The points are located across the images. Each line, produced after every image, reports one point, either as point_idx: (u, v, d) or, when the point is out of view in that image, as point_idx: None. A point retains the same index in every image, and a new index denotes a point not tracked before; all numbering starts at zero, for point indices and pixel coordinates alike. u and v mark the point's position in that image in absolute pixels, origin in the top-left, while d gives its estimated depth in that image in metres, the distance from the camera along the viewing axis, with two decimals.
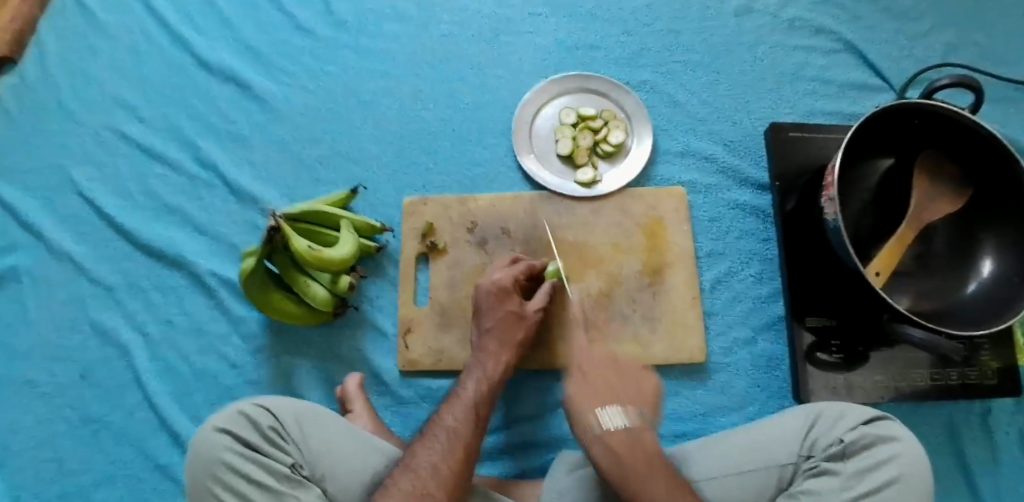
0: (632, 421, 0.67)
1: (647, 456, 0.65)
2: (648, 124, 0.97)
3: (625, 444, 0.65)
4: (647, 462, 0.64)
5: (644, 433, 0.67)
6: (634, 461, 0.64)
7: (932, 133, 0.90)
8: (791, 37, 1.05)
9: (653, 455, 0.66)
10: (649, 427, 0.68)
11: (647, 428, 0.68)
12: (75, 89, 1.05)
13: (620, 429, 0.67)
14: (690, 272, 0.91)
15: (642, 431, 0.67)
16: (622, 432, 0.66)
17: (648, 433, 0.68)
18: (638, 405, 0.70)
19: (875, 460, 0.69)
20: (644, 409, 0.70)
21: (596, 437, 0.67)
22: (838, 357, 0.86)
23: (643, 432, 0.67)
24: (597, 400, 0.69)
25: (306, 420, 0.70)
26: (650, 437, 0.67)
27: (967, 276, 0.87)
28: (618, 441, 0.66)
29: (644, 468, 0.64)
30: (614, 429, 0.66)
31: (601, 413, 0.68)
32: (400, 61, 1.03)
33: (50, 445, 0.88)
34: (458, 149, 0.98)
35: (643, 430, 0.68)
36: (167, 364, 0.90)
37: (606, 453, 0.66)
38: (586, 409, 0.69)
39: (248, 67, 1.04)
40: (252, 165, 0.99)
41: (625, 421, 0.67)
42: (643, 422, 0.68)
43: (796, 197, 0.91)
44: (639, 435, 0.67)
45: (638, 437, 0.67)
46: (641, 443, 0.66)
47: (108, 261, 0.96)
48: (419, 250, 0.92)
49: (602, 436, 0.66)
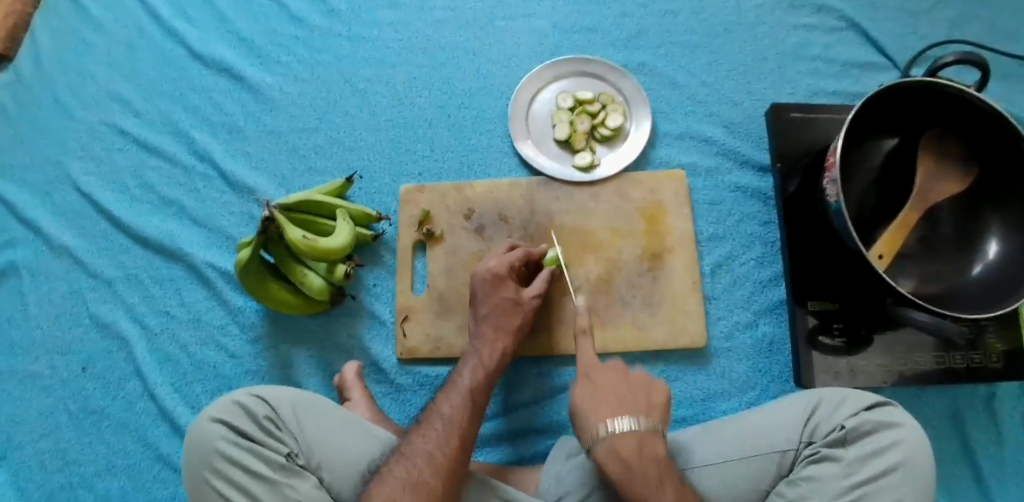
0: (603, 334, 0.74)
1: (607, 364, 0.71)
2: (647, 107, 0.96)
3: (590, 350, 0.72)
4: (607, 366, 0.71)
5: (611, 343, 0.74)
6: (594, 363, 0.71)
7: (937, 111, 0.88)
8: (792, 16, 1.02)
9: (614, 360, 0.72)
10: (619, 343, 0.74)
11: (617, 343, 0.74)
12: (70, 83, 1.04)
13: (590, 337, 0.73)
14: (690, 257, 0.89)
15: (610, 343, 0.74)
16: (591, 341, 0.73)
17: (616, 348, 0.74)
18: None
19: (876, 447, 0.68)
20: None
21: (567, 343, 0.74)
22: (841, 340, 0.85)
23: (612, 344, 0.74)
24: (572, 318, 0.76)
25: (302, 409, 0.70)
26: (616, 350, 0.73)
27: (972, 258, 0.86)
28: (586, 350, 0.73)
29: (598, 370, 0.70)
30: (582, 336, 0.73)
31: (575, 326, 0.75)
32: (395, 47, 1.02)
33: (53, 437, 0.89)
34: (454, 136, 0.97)
35: (609, 342, 0.74)
36: (166, 355, 0.91)
37: (573, 356, 0.73)
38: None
39: (242, 57, 1.03)
40: (247, 155, 0.99)
41: (596, 332, 0.74)
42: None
43: (798, 179, 0.90)
44: (607, 345, 0.73)
45: (605, 345, 0.73)
46: (608, 352, 0.73)
47: (106, 254, 0.96)
48: (416, 237, 0.91)
49: (573, 344, 0.74)
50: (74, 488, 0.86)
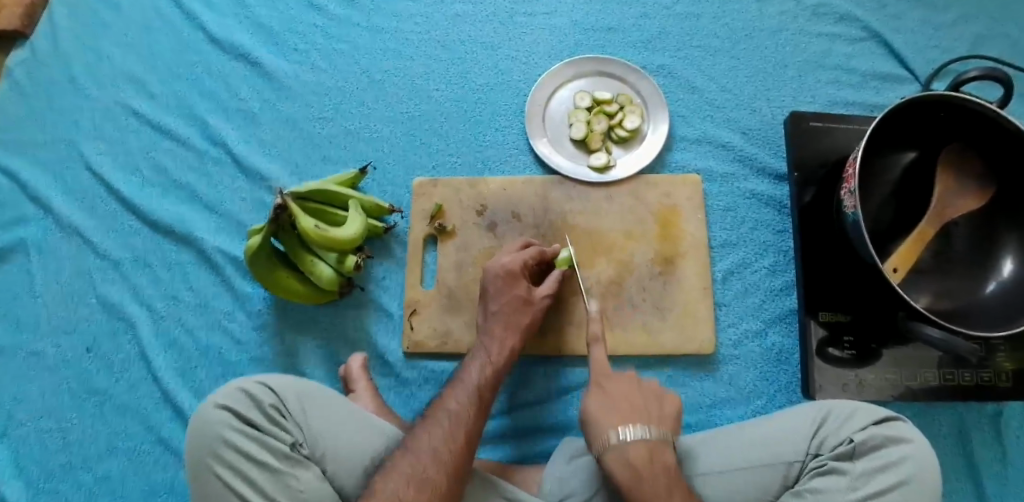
0: (652, 436, 0.66)
1: (666, 476, 0.63)
2: (665, 110, 0.95)
3: (643, 459, 0.64)
4: (667, 481, 0.63)
5: (664, 450, 0.66)
6: (652, 480, 0.63)
7: (958, 127, 0.87)
8: (814, 25, 1.02)
9: (671, 471, 0.64)
10: (670, 445, 0.66)
11: (667, 446, 0.66)
12: (86, 63, 1.04)
13: (642, 442, 0.65)
14: (701, 263, 0.89)
15: (663, 446, 0.66)
16: (642, 446, 0.65)
17: (668, 452, 0.66)
18: (660, 426, 0.67)
19: (883, 461, 0.67)
20: (667, 431, 0.67)
21: (614, 447, 0.65)
22: (850, 353, 0.84)
23: (664, 449, 0.66)
24: (608, 400, 0.69)
25: (308, 399, 0.69)
26: (669, 455, 0.66)
27: (987, 276, 0.85)
28: (638, 456, 0.64)
29: (659, 488, 0.62)
30: (633, 441, 0.65)
31: (605, 365, 0.71)
32: (414, 39, 1.01)
33: (56, 416, 0.88)
34: (469, 130, 0.96)
35: (663, 446, 0.66)
36: (171, 339, 0.90)
37: (624, 467, 0.64)
38: (603, 422, 0.67)
39: (260, 43, 1.03)
40: (261, 142, 0.98)
41: (646, 436, 0.65)
42: (665, 440, 0.66)
43: (814, 189, 0.89)
44: (660, 450, 0.65)
45: (658, 453, 0.65)
46: (661, 459, 0.65)
47: (115, 235, 0.96)
48: (427, 231, 0.91)
49: (619, 449, 0.65)
50: (74, 469, 0.86)
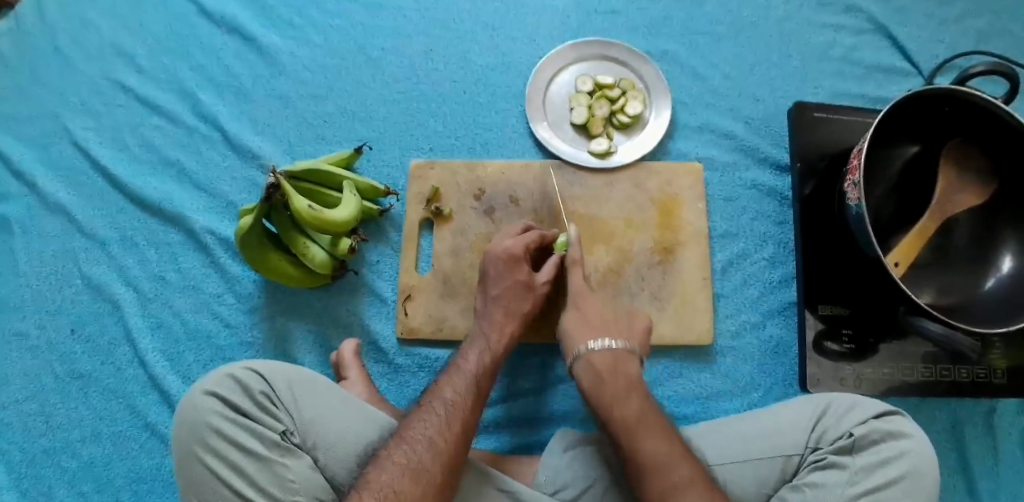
0: (620, 347, 0.72)
1: (626, 383, 0.69)
2: (668, 96, 0.93)
3: (607, 366, 0.70)
4: (627, 384, 0.69)
5: (630, 360, 0.72)
6: (614, 382, 0.69)
7: (962, 121, 0.86)
8: (820, 15, 1.00)
9: (634, 379, 0.70)
10: (636, 358, 0.72)
11: (632, 357, 0.72)
12: (72, 33, 1.00)
13: (606, 353, 0.71)
14: (701, 252, 0.87)
15: (628, 358, 0.72)
16: (608, 355, 0.71)
17: (632, 363, 0.72)
18: (629, 339, 0.74)
19: (883, 455, 0.67)
20: (634, 343, 0.74)
21: (583, 357, 0.72)
22: (848, 347, 0.83)
23: (628, 360, 0.72)
24: (591, 330, 0.74)
25: (299, 386, 0.67)
26: (632, 366, 0.71)
27: (986, 271, 0.85)
28: (603, 365, 0.71)
29: (619, 390, 0.69)
30: (599, 350, 0.71)
31: (591, 335, 0.73)
32: (412, 17, 0.98)
33: (38, 398, 0.86)
34: (468, 112, 0.94)
35: (628, 359, 0.72)
36: (159, 322, 0.88)
37: (589, 371, 0.71)
38: (578, 335, 0.74)
39: (253, 17, 0.99)
40: (253, 120, 0.95)
41: (612, 347, 0.72)
42: (630, 352, 0.72)
43: (817, 181, 0.88)
44: (625, 363, 0.71)
45: (623, 363, 0.71)
46: (625, 368, 0.71)
47: (101, 213, 0.93)
48: (423, 215, 0.89)
49: (588, 357, 0.71)
50: (57, 453, 0.84)
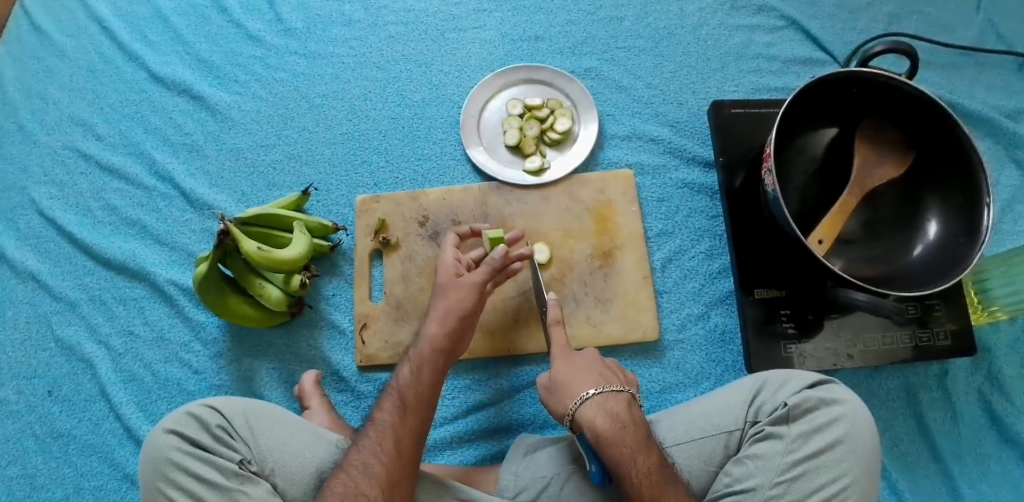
0: (627, 392, 0.71)
1: (642, 432, 0.68)
2: (594, 111, 0.98)
3: (626, 411, 0.69)
4: (644, 432, 0.68)
5: (637, 406, 0.71)
6: (636, 430, 0.67)
7: (870, 100, 0.90)
8: (733, 17, 1.05)
9: (647, 425, 0.69)
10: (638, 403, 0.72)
11: (637, 402, 0.72)
12: (34, 110, 1.07)
13: (619, 398, 0.70)
14: (639, 252, 0.91)
15: (635, 403, 0.71)
16: (622, 402, 0.70)
17: (639, 409, 0.71)
18: (626, 384, 0.74)
19: (818, 423, 0.70)
20: (630, 387, 0.74)
21: (596, 403, 0.70)
22: (791, 327, 0.87)
23: (635, 405, 0.71)
24: (590, 378, 0.73)
25: (254, 416, 0.70)
26: (640, 411, 0.71)
27: (913, 239, 0.89)
28: (620, 411, 0.69)
29: (640, 439, 0.67)
30: (610, 394, 0.70)
31: (596, 384, 0.72)
32: (349, 63, 1.05)
33: (21, 461, 0.91)
34: (408, 145, 0.99)
35: (636, 405, 0.71)
36: (131, 374, 0.93)
37: (608, 417, 0.68)
38: (583, 382, 0.72)
39: (202, 78, 1.06)
40: (207, 173, 1.01)
41: (621, 392, 0.71)
42: (635, 398, 0.72)
43: (742, 174, 0.92)
44: (635, 408, 0.71)
45: (634, 407, 0.70)
46: (637, 413, 0.70)
47: (70, 277, 0.99)
48: (372, 246, 0.93)
49: (602, 400, 0.70)
50: None
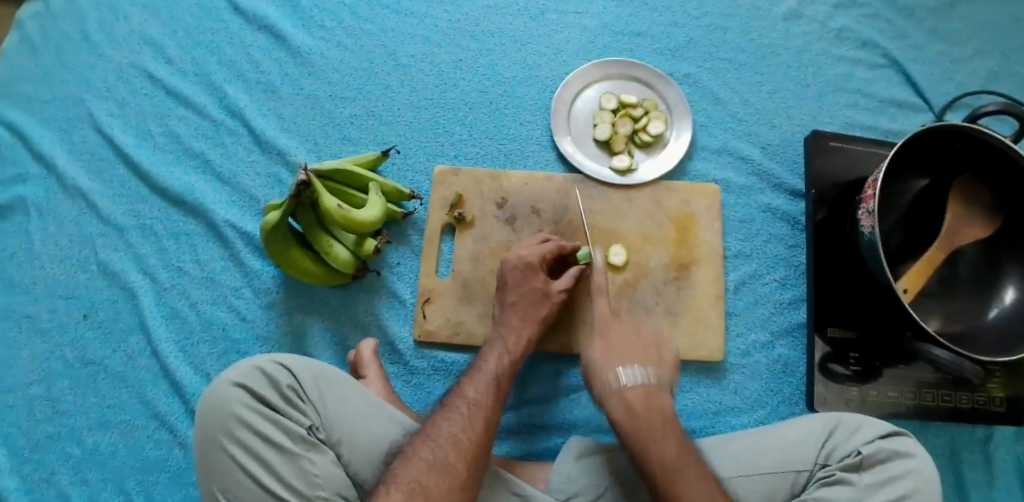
0: (650, 379, 0.73)
1: (661, 418, 0.69)
2: (689, 118, 0.96)
3: (642, 399, 0.71)
4: (661, 418, 0.69)
5: (661, 392, 0.72)
6: (649, 417, 0.69)
7: (970, 157, 0.87)
8: (837, 47, 1.03)
9: (668, 413, 0.70)
10: (666, 389, 0.73)
11: (663, 391, 0.73)
12: (102, 22, 1.03)
13: (639, 386, 0.72)
14: (715, 270, 0.90)
15: (659, 391, 0.72)
16: (641, 389, 0.72)
17: (664, 394, 0.72)
18: (658, 369, 0.74)
19: (891, 474, 0.69)
20: (664, 373, 0.74)
21: (616, 392, 0.72)
22: (855, 369, 0.86)
23: (660, 394, 0.72)
24: (619, 361, 0.75)
25: (324, 382, 0.68)
26: (665, 399, 0.72)
27: (988, 302, 0.86)
28: (636, 398, 0.71)
29: (654, 426, 0.68)
30: (630, 383, 0.72)
31: (621, 367, 0.74)
32: (442, 28, 1.01)
33: (46, 383, 0.87)
34: (493, 123, 0.97)
35: (660, 392, 0.72)
36: (174, 311, 0.89)
37: (623, 405, 0.71)
38: (609, 367, 0.74)
39: (285, 18, 1.02)
40: (280, 117, 0.98)
41: (645, 380, 0.72)
42: (659, 385, 0.73)
43: (829, 209, 0.90)
44: (657, 395, 0.72)
45: (654, 395, 0.72)
46: (658, 400, 0.71)
47: (121, 201, 0.95)
48: (445, 220, 0.90)
49: (620, 391, 0.72)
50: (63, 438, 0.85)
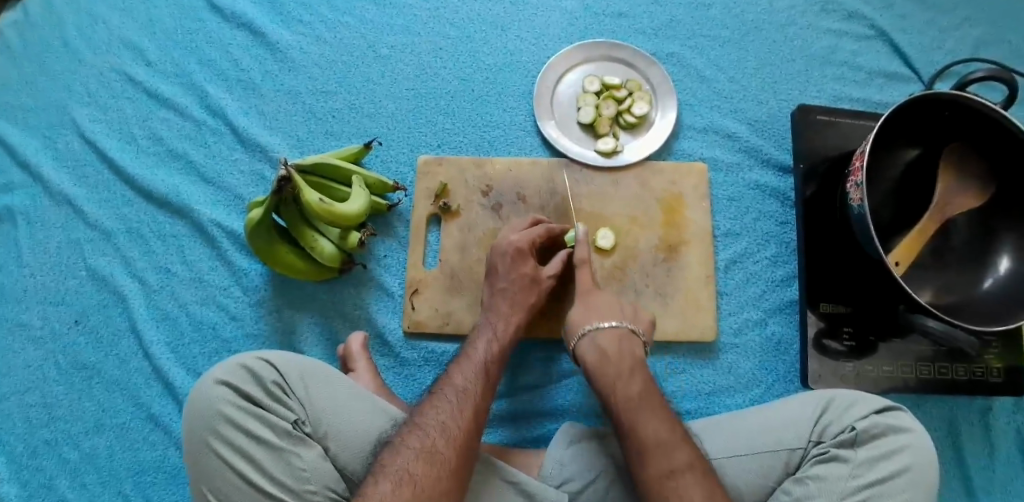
0: (623, 328, 0.76)
1: (631, 360, 0.73)
2: (673, 97, 0.95)
3: (614, 345, 0.74)
4: (631, 362, 0.72)
5: (634, 341, 0.75)
6: (619, 361, 0.72)
7: (960, 125, 0.86)
8: (823, 20, 1.01)
9: (638, 360, 0.73)
10: (637, 338, 0.76)
11: (637, 340, 0.76)
12: (82, 26, 1.02)
13: (609, 333, 0.75)
14: (706, 250, 0.89)
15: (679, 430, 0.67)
16: (613, 335, 0.75)
17: (647, 372, 0.72)
18: (634, 323, 0.78)
19: (885, 449, 0.67)
20: (639, 328, 0.78)
21: (588, 336, 0.75)
22: (849, 345, 0.85)
23: (632, 342, 0.75)
24: (643, 405, 0.68)
25: (310, 376, 0.68)
26: (636, 346, 0.75)
27: (983, 271, 0.85)
28: (608, 345, 0.74)
29: (623, 368, 0.72)
30: (656, 430, 0.65)
31: (650, 415, 0.67)
32: (422, 17, 1.00)
33: (39, 390, 0.87)
34: (477, 110, 0.96)
35: (635, 343, 0.75)
36: (164, 313, 0.89)
37: (596, 350, 0.74)
38: (585, 318, 0.77)
39: (263, 14, 1.01)
40: (262, 114, 0.97)
41: (614, 328, 0.76)
42: (643, 361, 0.73)
43: (818, 183, 0.89)
44: (640, 372, 0.72)
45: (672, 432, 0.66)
46: (629, 349, 0.74)
47: (107, 205, 0.94)
48: (431, 210, 0.90)
49: (594, 336, 0.75)
50: (60, 444, 0.85)
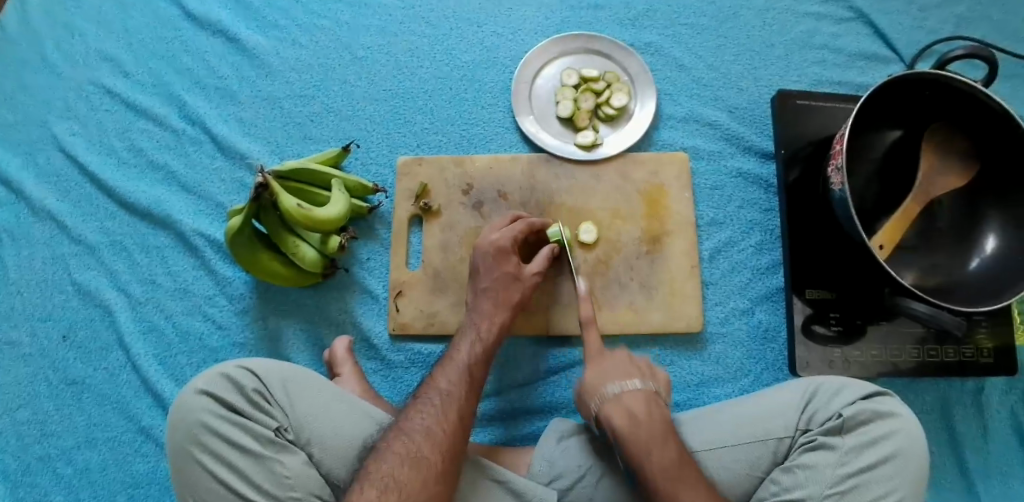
0: (648, 389, 0.70)
1: (662, 423, 0.67)
2: (652, 88, 0.94)
3: (643, 408, 0.68)
4: (664, 427, 0.67)
5: (659, 401, 0.70)
6: (650, 424, 0.67)
7: (942, 104, 0.85)
8: (801, 4, 1.00)
9: (668, 422, 0.68)
10: (663, 401, 0.71)
11: (660, 399, 0.71)
12: (57, 40, 1.01)
13: (637, 395, 0.69)
14: (690, 241, 0.88)
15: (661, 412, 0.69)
16: (641, 396, 0.69)
17: (662, 407, 0.70)
18: (652, 380, 0.73)
19: (872, 437, 0.67)
20: (658, 384, 0.73)
21: (613, 400, 0.69)
22: (836, 330, 0.84)
23: (657, 401, 0.70)
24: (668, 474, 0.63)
25: (292, 383, 0.67)
26: (663, 409, 0.70)
27: (969, 251, 0.84)
28: (638, 408, 0.68)
29: (655, 434, 0.66)
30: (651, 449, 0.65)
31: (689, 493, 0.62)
32: (397, 17, 1.00)
33: (31, 407, 0.87)
34: (455, 108, 0.95)
35: (658, 402, 0.70)
36: (151, 325, 0.89)
37: (625, 414, 0.68)
38: (601, 382, 0.72)
39: (239, 20, 1.00)
40: (241, 121, 0.97)
41: (641, 390, 0.70)
42: (659, 397, 0.71)
43: (800, 168, 0.89)
44: (656, 405, 0.69)
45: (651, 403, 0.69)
46: (659, 411, 0.69)
47: (90, 220, 0.94)
48: (412, 211, 0.90)
49: (619, 398, 0.69)
50: (53, 460, 0.85)
